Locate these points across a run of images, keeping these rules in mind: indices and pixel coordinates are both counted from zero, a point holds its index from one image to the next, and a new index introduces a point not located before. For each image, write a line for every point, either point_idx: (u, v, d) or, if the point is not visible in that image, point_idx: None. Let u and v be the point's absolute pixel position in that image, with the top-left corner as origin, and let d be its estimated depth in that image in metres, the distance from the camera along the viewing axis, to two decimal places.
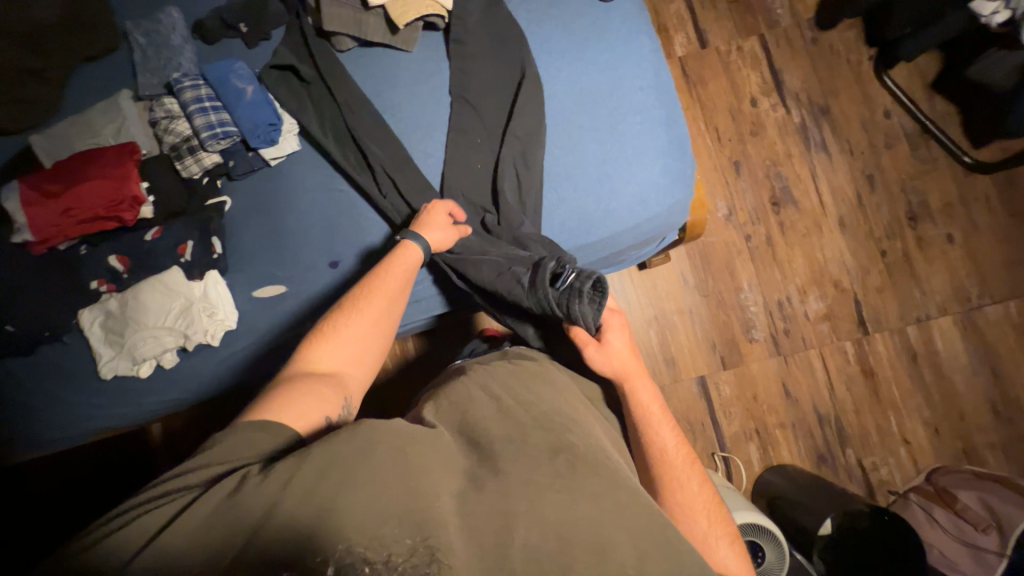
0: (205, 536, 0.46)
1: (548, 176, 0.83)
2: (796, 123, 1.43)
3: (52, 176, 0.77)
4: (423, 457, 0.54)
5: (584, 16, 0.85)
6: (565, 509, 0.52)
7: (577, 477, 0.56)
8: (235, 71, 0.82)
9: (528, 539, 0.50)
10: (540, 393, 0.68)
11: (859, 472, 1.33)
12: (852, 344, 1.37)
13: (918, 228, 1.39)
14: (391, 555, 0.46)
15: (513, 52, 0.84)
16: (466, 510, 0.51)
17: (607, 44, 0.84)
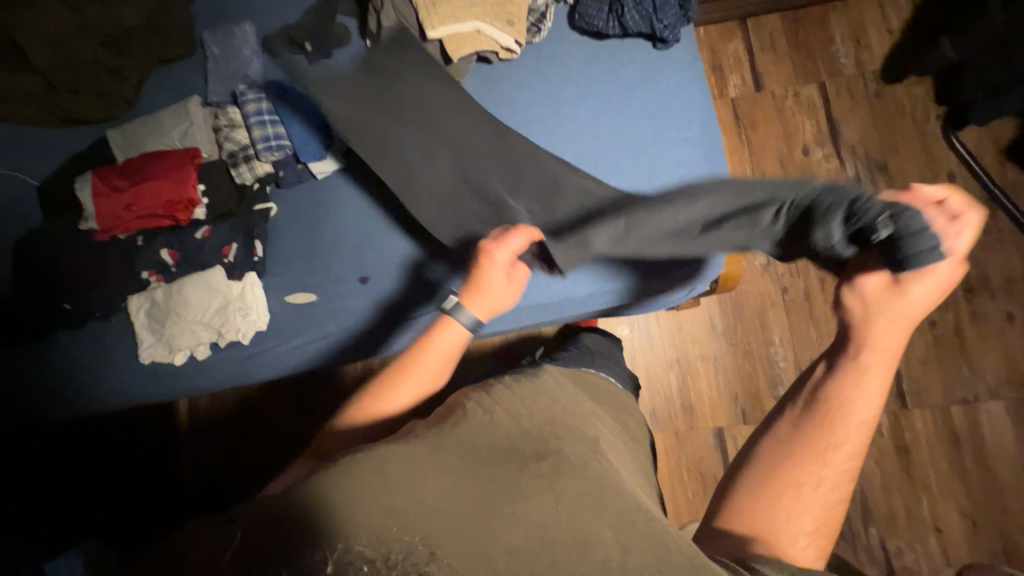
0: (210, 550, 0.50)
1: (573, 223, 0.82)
2: (850, 177, 1.38)
3: (121, 172, 0.84)
4: (396, 463, 0.56)
5: (639, 63, 0.85)
6: (546, 508, 0.53)
7: (561, 483, 0.55)
8: (297, 89, 0.87)
9: (517, 542, 0.50)
10: (535, 404, 0.69)
11: (881, 554, 1.24)
12: (887, 416, 1.29)
13: (974, 302, 1.30)
14: (389, 553, 0.48)
15: (559, 91, 0.86)
16: (452, 507, 0.52)
17: (656, 93, 0.84)
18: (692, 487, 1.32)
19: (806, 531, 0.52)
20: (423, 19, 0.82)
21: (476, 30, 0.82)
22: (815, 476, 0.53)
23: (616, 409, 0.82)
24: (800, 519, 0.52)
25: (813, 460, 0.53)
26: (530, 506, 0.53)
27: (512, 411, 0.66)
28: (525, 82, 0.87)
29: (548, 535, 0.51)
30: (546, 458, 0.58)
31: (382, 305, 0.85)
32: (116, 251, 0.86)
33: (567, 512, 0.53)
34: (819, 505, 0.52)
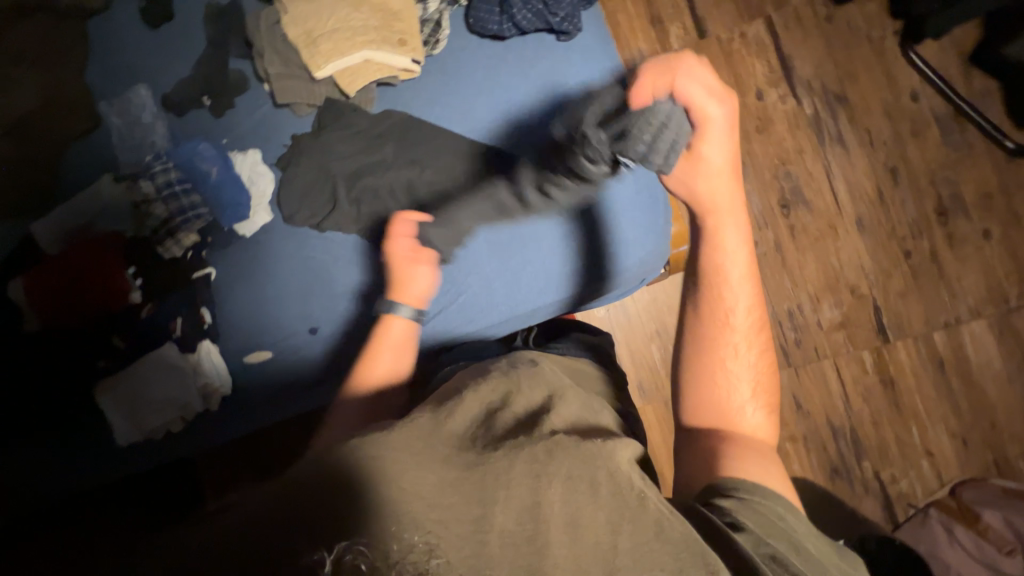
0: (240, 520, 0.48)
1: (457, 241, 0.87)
2: (809, 114, 1.31)
3: (47, 270, 0.83)
4: (394, 449, 0.54)
5: (544, 59, 0.86)
6: (535, 493, 0.52)
7: (554, 466, 0.54)
8: (200, 152, 0.86)
9: (516, 536, 0.49)
10: (521, 392, 0.68)
11: (876, 485, 1.28)
12: (870, 353, 1.29)
13: (948, 223, 1.26)
14: (391, 552, 0.44)
15: (472, 104, 0.86)
16: (450, 493, 0.51)
17: (566, 90, 0.85)
18: None
19: (755, 404, 0.71)
20: (306, 60, 0.82)
21: (366, 59, 0.82)
22: (751, 345, 0.74)
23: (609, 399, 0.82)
24: (746, 393, 0.71)
25: (727, 350, 0.73)
26: (520, 491, 0.52)
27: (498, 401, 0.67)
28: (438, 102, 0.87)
29: (544, 519, 0.50)
30: (537, 441, 0.57)
31: (340, 350, 0.86)
32: (59, 345, 0.85)
33: (562, 495, 0.52)
34: (746, 373, 0.72)
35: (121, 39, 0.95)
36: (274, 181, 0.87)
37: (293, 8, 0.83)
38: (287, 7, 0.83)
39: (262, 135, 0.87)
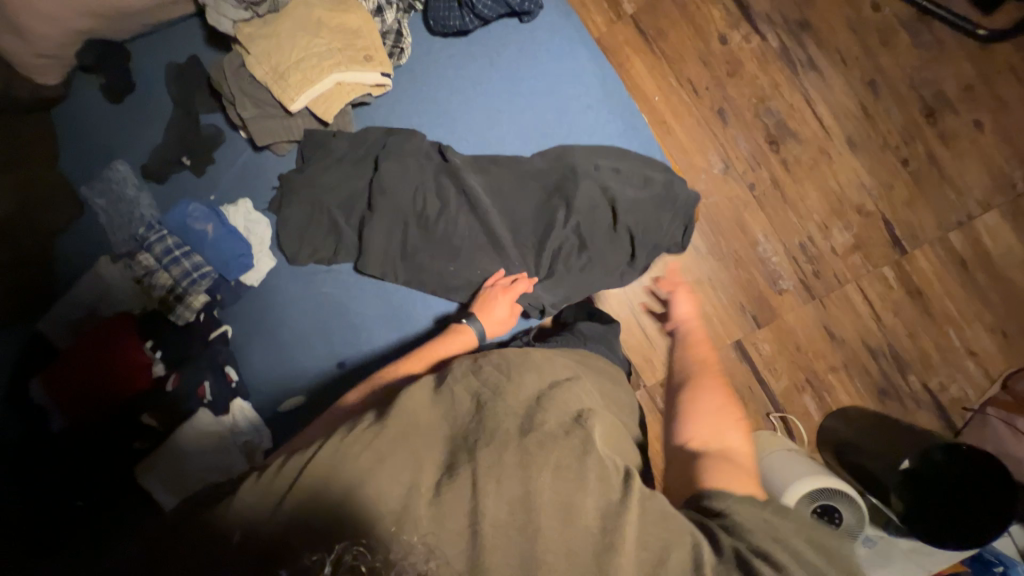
0: (255, 512, 0.58)
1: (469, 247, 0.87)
2: (776, 47, 1.30)
3: (65, 364, 0.80)
4: (387, 453, 0.61)
5: (511, 46, 0.92)
6: (527, 483, 0.59)
7: (542, 456, 0.61)
8: (191, 213, 0.86)
9: (510, 525, 0.57)
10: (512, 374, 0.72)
11: (927, 396, 1.27)
12: (891, 268, 1.28)
13: (938, 123, 1.25)
14: (390, 552, 0.52)
15: (451, 103, 0.91)
16: (449, 492, 0.58)
17: (540, 69, 0.92)
18: None
19: (732, 427, 0.82)
20: (277, 95, 0.82)
21: (337, 82, 0.82)
22: (722, 401, 0.86)
23: (603, 375, 0.88)
24: (722, 437, 0.81)
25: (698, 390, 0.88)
26: (513, 482, 0.59)
27: (497, 387, 0.69)
28: (422, 109, 0.92)
29: (534, 509, 0.57)
30: (531, 433, 0.63)
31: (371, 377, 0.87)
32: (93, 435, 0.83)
33: (551, 481, 0.59)
34: (716, 407, 0.85)
35: (97, 124, 0.96)
36: (270, 226, 0.88)
37: (252, 47, 0.82)
38: (247, 47, 0.82)
39: (253, 184, 0.89)
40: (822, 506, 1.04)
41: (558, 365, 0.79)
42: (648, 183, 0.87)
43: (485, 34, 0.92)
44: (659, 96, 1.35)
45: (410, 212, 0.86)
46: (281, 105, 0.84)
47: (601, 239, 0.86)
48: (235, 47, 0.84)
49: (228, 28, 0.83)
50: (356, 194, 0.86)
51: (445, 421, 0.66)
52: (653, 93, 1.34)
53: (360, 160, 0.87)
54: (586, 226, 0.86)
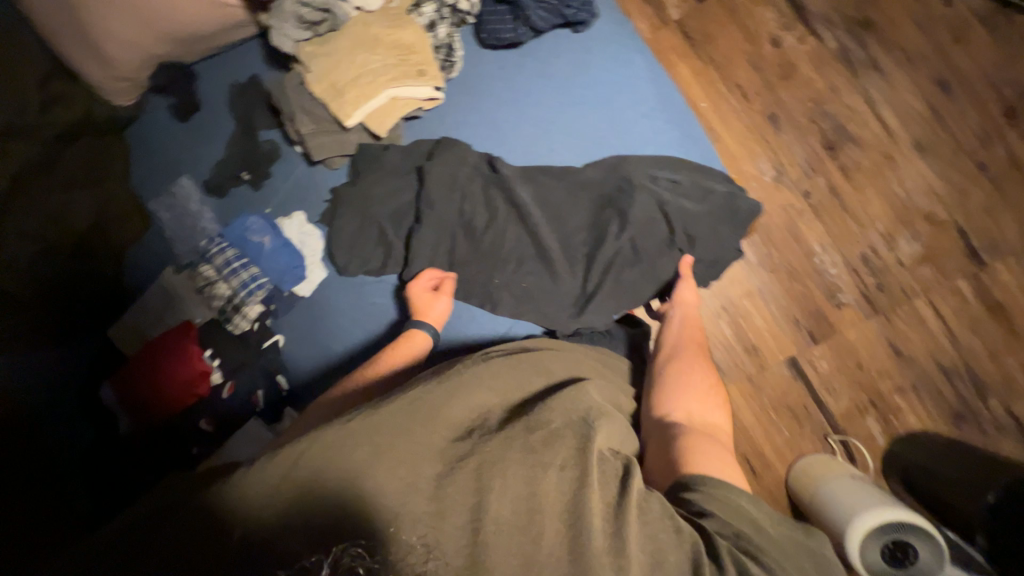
0: (241, 499, 0.55)
1: (519, 258, 0.86)
2: (833, 49, 1.25)
3: (131, 372, 0.84)
4: (390, 440, 0.59)
5: (567, 55, 0.92)
6: (530, 482, 0.56)
7: (544, 454, 0.59)
8: (250, 226, 0.90)
9: (512, 525, 0.53)
10: (521, 376, 0.74)
11: (1010, 423, 1.15)
12: (966, 280, 1.18)
13: (1019, 124, 1.16)
14: (391, 555, 0.51)
15: (502, 113, 0.90)
16: (447, 483, 0.56)
17: (598, 77, 0.91)
18: (786, 426, 1.24)
19: (713, 405, 0.77)
20: (336, 112, 0.85)
21: (393, 97, 0.86)
22: (711, 378, 0.80)
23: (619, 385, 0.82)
24: (705, 411, 0.75)
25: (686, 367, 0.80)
26: (515, 480, 0.56)
27: (501, 387, 0.72)
28: (473, 120, 0.91)
29: (540, 509, 0.54)
30: (534, 432, 0.61)
31: None
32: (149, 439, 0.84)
33: (557, 483, 0.57)
34: (700, 385, 0.78)
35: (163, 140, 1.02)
36: (321, 237, 0.90)
37: (314, 64, 0.87)
38: (310, 67, 0.86)
39: (302, 197, 0.91)
40: (894, 541, 0.96)
41: (570, 365, 0.78)
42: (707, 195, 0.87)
43: (537, 44, 0.93)
44: (706, 101, 1.30)
45: (458, 222, 0.87)
46: (338, 122, 0.87)
47: (654, 246, 0.85)
48: (298, 67, 0.88)
49: (290, 48, 0.87)
50: (402, 207, 0.87)
51: (449, 413, 0.65)
52: (700, 99, 1.30)
53: (405, 172, 0.88)
54: (641, 234, 0.85)
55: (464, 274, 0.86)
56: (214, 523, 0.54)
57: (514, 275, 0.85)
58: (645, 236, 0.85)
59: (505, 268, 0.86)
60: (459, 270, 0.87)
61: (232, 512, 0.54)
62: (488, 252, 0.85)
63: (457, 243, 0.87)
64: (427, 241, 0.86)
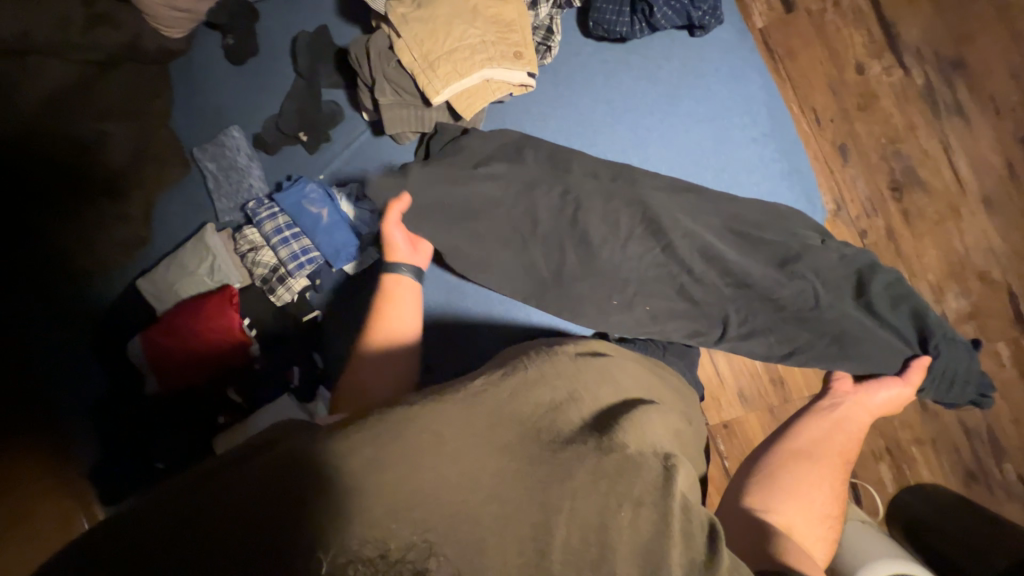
0: (262, 472, 0.46)
1: (609, 270, 0.85)
2: (919, 86, 1.19)
3: (169, 333, 0.84)
4: (454, 436, 0.51)
5: (675, 62, 0.93)
6: (602, 510, 0.47)
7: (619, 485, 0.50)
8: (307, 194, 0.87)
9: (582, 560, 0.44)
10: (595, 385, 0.65)
11: (1020, 489, 1.16)
12: (1007, 345, 1.16)
13: None
14: (389, 552, 0.41)
15: (601, 115, 0.93)
16: (506, 491, 0.47)
17: (704, 91, 0.92)
18: None
19: (821, 534, 0.71)
20: (423, 86, 0.81)
21: (485, 80, 0.83)
22: (833, 511, 0.73)
23: (678, 412, 0.72)
24: (811, 530, 0.70)
25: (815, 482, 0.74)
26: (587, 508, 0.47)
27: (572, 388, 0.62)
28: (570, 117, 0.93)
29: (611, 544, 0.45)
30: (610, 455, 0.52)
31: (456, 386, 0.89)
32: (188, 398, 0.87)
33: (631, 521, 0.48)
34: (819, 507, 0.72)
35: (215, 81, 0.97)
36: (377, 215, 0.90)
37: (404, 30, 0.81)
38: (399, 30, 0.81)
39: (365, 170, 0.91)
40: None
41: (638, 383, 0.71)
42: (834, 243, 0.87)
43: (650, 43, 0.93)
44: None
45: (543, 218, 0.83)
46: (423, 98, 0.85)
47: (772, 288, 0.84)
48: (385, 27, 0.83)
49: (381, 7, 0.83)
50: (485, 197, 0.82)
51: (516, 413, 0.56)
52: None
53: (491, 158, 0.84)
54: (759, 270, 0.84)
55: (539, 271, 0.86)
56: (220, 490, 0.44)
57: (619, 285, 0.85)
58: (753, 272, 0.84)
59: (592, 273, 0.85)
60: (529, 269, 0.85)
61: (244, 485, 0.45)
62: (575, 260, 0.84)
63: (530, 238, 0.84)
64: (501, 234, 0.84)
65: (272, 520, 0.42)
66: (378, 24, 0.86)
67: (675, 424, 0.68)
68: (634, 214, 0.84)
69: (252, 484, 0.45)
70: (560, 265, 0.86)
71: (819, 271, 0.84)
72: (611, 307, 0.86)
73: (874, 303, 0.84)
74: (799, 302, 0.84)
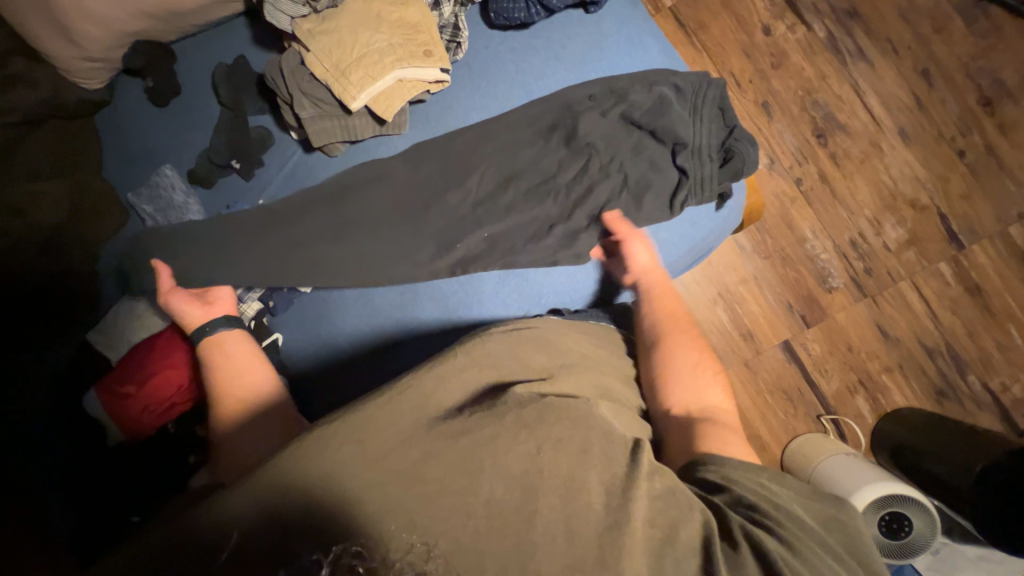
0: (221, 522, 0.53)
1: (439, 190, 0.92)
2: (823, 38, 1.27)
3: (121, 378, 0.84)
4: (373, 433, 0.57)
5: (579, 32, 0.94)
6: (528, 462, 0.56)
7: (543, 432, 0.58)
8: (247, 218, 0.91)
9: (509, 503, 0.54)
10: (524, 358, 0.72)
11: (988, 397, 1.22)
12: (948, 264, 1.23)
13: (996, 113, 1.21)
14: (390, 551, 0.50)
15: (516, 96, 0.93)
16: (433, 468, 0.55)
17: (609, 57, 0.93)
18: (780, 407, 1.28)
19: (703, 378, 0.81)
20: (339, 93, 0.84)
21: (399, 79, 0.86)
22: (699, 353, 0.83)
23: (613, 370, 0.81)
24: (696, 396, 0.79)
25: (677, 351, 0.83)
26: (514, 461, 0.56)
27: (503, 365, 0.70)
28: (482, 98, 0.93)
29: (534, 488, 0.55)
30: (529, 408, 0.61)
31: None
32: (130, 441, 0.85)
33: (554, 460, 0.57)
34: (692, 365, 0.82)
35: (140, 123, 0.97)
36: None
37: (312, 44, 0.84)
38: (307, 44, 0.84)
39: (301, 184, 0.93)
40: (889, 512, 1.02)
41: (572, 349, 0.78)
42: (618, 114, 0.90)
43: (549, 26, 0.94)
44: None
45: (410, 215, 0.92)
46: (342, 107, 0.87)
47: (601, 184, 0.89)
48: (294, 45, 0.86)
49: (287, 26, 0.85)
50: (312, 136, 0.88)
51: (439, 399, 0.62)
52: None
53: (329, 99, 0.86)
54: (554, 159, 0.91)
55: (380, 204, 0.92)
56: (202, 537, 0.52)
57: (472, 238, 0.91)
58: (550, 161, 0.91)
59: (429, 195, 0.92)
60: (373, 201, 0.91)
61: (212, 534, 0.52)
62: (424, 191, 0.92)
63: (377, 177, 0.92)
64: (352, 178, 0.92)
65: (252, 552, 0.50)
66: (288, 42, 0.88)
67: (603, 380, 0.77)
68: (456, 138, 0.92)
69: (221, 529, 0.52)
70: (409, 206, 0.92)
71: (609, 139, 0.90)
72: (458, 234, 0.91)
73: (677, 140, 0.88)
74: (596, 174, 0.90)
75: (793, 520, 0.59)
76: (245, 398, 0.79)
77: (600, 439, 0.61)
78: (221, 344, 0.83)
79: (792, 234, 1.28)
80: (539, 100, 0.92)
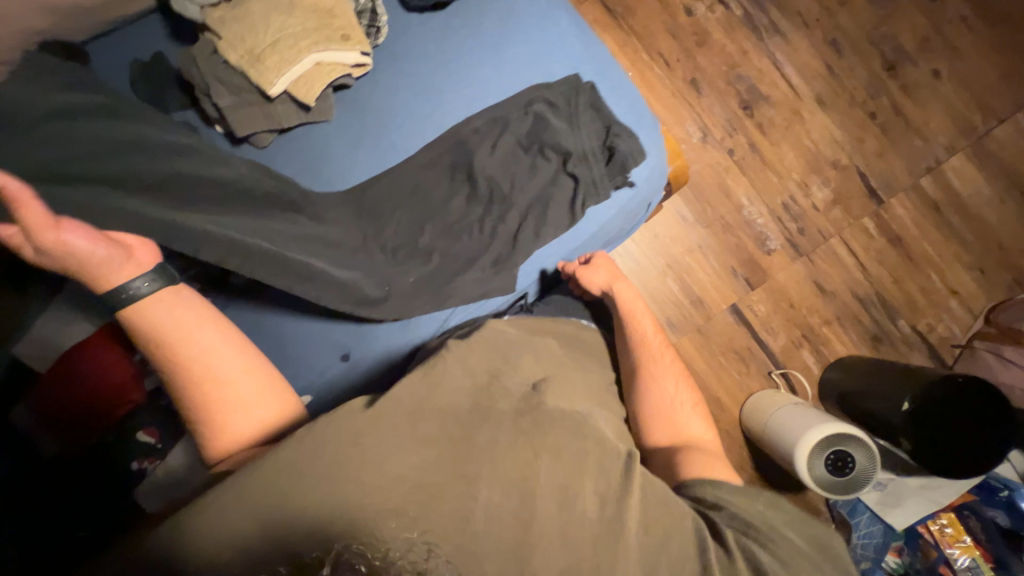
0: (229, 534, 0.53)
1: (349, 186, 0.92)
2: (739, 16, 1.34)
3: (53, 382, 0.81)
4: (373, 437, 0.59)
5: (495, 11, 0.97)
6: (526, 465, 0.61)
7: (537, 437, 0.64)
8: None
9: (505, 505, 0.58)
10: (509, 357, 0.76)
11: (917, 338, 1.31)
12: (870, 218, 1.32)
13: (899, 76, 1.31)
14: (390, 550, 0.53)
15: (436, 78, 0.95)
16: (431, 477, 0.58)
17: (524, 35, 0.96)
18: (734, 367, 1.34)
19: (691, 415, 0.85)
20: (257, 79, 0.84)
21: (316, 62, 0.86)
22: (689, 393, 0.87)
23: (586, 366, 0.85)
24: (684, 427, 0.83)
25: (666, 383, 0.86)
26: (510, 464, 0.61)
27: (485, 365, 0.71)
28: (403, 82, 0.95)
29: (530, 491, 0.60)
30: (526, 416, 0.66)
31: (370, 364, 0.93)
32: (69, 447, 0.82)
33: (549, 464, 0.62)
34: (679, 399, 0.86)
35: None
36: None
37: (225, 32, 0.85)
38: (219, 32, 0.85)
39: None
40: (836, 450, 1.07)
41: (551, 351, 0.82)
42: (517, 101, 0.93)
43: (463, 6, 0.97)
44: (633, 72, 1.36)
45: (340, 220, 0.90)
46: (262, 94, 0.86)
47: (492, 168, 0.91)
48: (206, 35, 0.86)
49: (196, 15, 0.86)
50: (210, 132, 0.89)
51: (436, 401, 0.64)
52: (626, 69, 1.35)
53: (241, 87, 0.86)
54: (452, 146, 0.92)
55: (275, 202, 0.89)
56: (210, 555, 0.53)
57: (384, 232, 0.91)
58: (445, 151, 0.92)
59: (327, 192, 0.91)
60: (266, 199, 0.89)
61: (225, 552, 0.53)
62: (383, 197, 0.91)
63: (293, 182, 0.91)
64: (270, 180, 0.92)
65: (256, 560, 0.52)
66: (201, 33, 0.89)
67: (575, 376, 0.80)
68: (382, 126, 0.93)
69: (234, 544, 0.53)
70: (368, 215, 0.91)
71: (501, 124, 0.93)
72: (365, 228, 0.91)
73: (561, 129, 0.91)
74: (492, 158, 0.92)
75: (789, 541, 0.64)
76: (228, 411, 0.71)
77: (553, 427, 0.66)
78: (206, 339, 0.73)
79: (729, 202, 1.35)
80: (465, 83, 0.95)
